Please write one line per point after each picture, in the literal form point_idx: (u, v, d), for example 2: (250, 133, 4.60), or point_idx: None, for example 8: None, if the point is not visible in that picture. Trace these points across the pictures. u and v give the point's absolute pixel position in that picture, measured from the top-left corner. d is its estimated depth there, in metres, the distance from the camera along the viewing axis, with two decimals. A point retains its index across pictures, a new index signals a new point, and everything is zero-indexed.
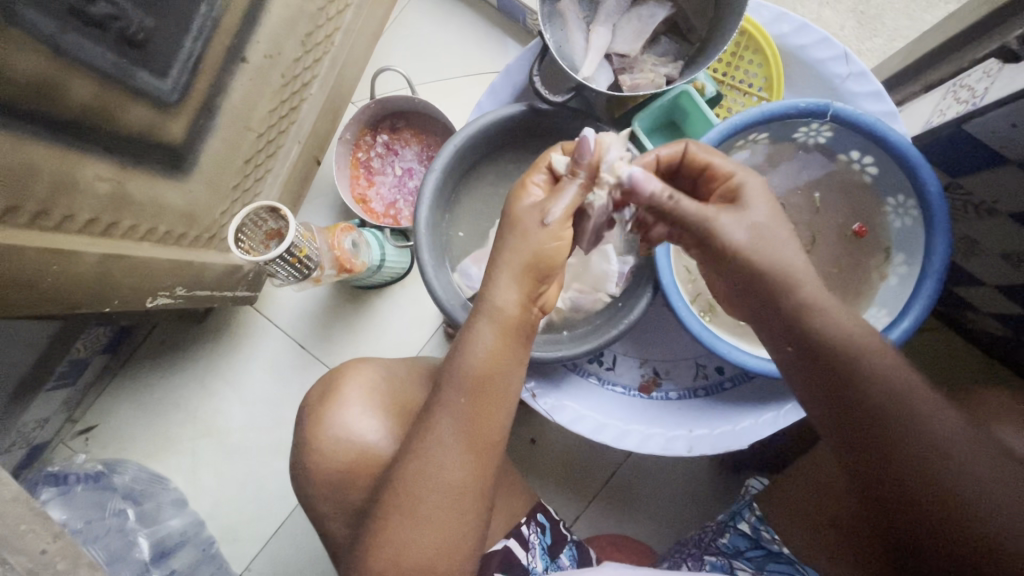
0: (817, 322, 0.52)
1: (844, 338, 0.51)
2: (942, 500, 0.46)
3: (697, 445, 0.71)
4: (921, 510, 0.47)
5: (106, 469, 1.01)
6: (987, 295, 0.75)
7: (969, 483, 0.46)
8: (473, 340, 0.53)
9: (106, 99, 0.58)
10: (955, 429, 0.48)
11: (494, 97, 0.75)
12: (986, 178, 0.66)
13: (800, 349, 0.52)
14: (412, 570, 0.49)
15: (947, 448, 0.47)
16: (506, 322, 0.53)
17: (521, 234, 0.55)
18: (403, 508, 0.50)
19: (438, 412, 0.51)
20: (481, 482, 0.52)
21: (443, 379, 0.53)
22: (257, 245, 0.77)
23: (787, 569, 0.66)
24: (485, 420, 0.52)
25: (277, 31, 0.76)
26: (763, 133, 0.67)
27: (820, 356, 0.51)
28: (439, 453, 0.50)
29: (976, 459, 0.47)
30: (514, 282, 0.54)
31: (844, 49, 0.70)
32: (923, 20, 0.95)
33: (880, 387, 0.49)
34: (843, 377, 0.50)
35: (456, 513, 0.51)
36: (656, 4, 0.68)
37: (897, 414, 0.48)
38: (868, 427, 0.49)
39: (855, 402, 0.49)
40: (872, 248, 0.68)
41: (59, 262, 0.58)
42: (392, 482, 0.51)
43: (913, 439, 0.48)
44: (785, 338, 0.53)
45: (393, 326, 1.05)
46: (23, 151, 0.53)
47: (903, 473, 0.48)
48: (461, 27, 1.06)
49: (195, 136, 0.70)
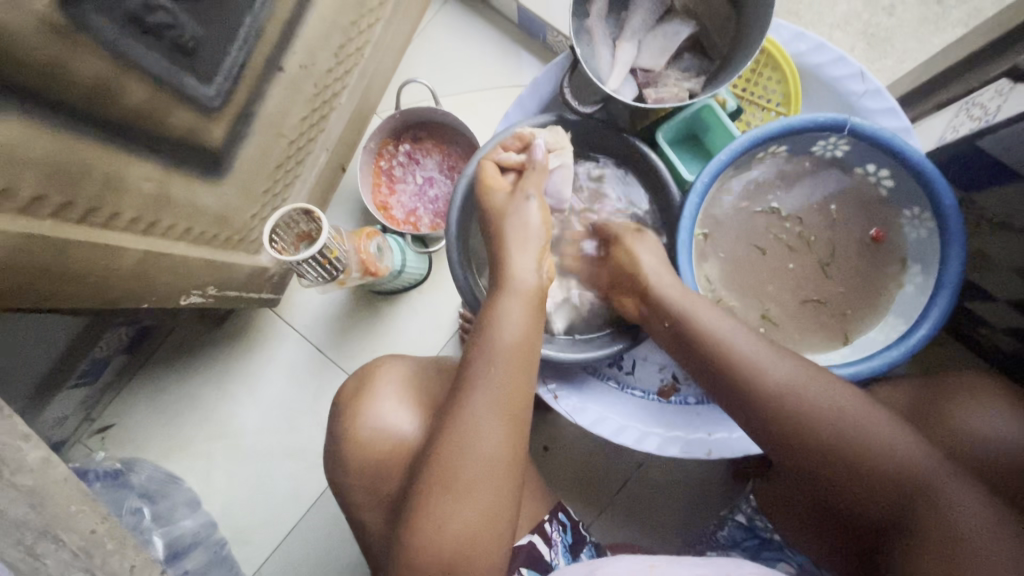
0: (702, 333, 0.61)
1: (738, 349, 0.59)
2: (859, 464, 0.53)
3: (716, 449, 0.72)
4: (848, 478, 0.54)
5: (124, 467, 1.02)
6: (1000, 310, 0.77)
7: (872, 440, 0.53)
8: (503, 316, 0.58)
9: (156, 102, 0.61)
10: (838, 398, 0.56)
11: (521, 107, 0.78)
12: (999, 194, 0.68)
13: (696, 362, 0.62)
14: (455, 541, 0.52)
15: (839, 418, 0.55)
16: (528, 294, 0.60)
17: (517, 213, 0.64)
18: (446, 481, 0.53)
19: (473, 385, 0.55)
20: (517, 450, 0.55)
21: (475, 357, 0.57)
22: (288, 247, 0.81)
23: (779, 556, 0.68)
24: (520, 389, 0.56)
25: (313, 42, 0.79)
26: (783, 146, 0.69)
27: (714, 365, 0.60)
28: (478, 424, 0.54)
29: (866, 416, 0.54)
30: (529, 256, 0.62)
31: (860, 67, 0.73)
32: (931, 43, 0.99)
33: (770, 384, 0.57)
34: (736, 383, 0.58)
35: (495, 481, 0.54)
36: (680, 22, 0.71)
37: (799, 404, 0.56)
38: (772, 425, 0.57)
39: (753, 403, 0.57)
40: (888, 256, 0.69)
41: (103, 257, 0.61)
42: (433, 460, 0.54)
43: (811, 421, 0.55)
44: (686, 355, 0.63)
45: (412, 330, 1.06)
46: (79, 150, 0.55)
47: (823, 457, 0.54)
48: (484, 42, 1.10)
49: (233, 140, 0.72)
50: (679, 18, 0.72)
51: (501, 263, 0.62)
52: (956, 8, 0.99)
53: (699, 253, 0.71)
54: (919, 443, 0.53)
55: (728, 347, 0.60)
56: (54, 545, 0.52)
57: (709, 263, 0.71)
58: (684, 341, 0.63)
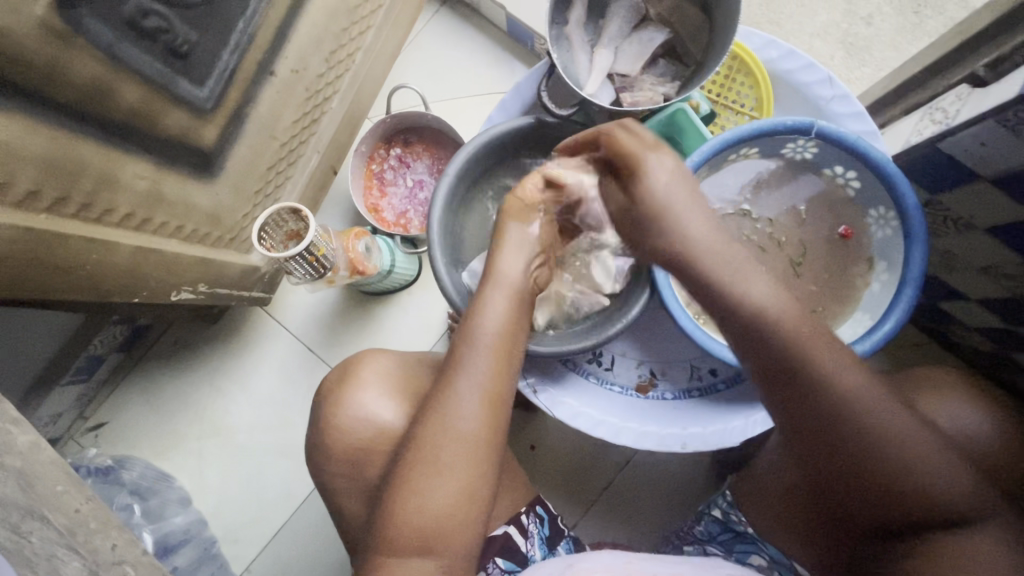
0: (774, 335, 0.53)
1: (789, 332, 0.53)
2: (903, 491, 0.51)
3: (690, 442, 0.74)
4: (883, 501, 0.52)
5: (116, 464, 1.03)
6: (971, 309, 0.79)
7: (919, 466, 0.51)
8: (487, 305, 0.62)
9: (150, 103, 0.63)
10: (902, 420, 0.52)
11: (504, 111, 0.81)
12: (962, 195, 0.70)
13: (757, 365, 0.55)
14: (432, 520, 0.54)
15: (899, 443, 0.51)
16: (512, 287, 0.64)
17: (519, 221, 0.70)
18: (427, 460, 0.55)
19: (460, 372, 0.58)
20: (493, 433, 0.57)
21: (465, 344, 0.60)
22: (278, 244, 0.84)
23: (752, 548, 0.69)
24: (501, 378, 0.59)
25: (304, 47, 0.81)
26: (753, 148, 0.71)
27: (777, 372, 0.54)
28: (461, 406, 0.57)
29: (920, 441, 0.51)
30: (521, 258, 0.67)
31: (828, 73, 0.76)
32: (908, 51, 1.02)
33: (838, 399, 0.52)
34: (799, 394, 0.53)
35: (473, 462, 0.56)
36: (656, 29, 0.75)
37: (842, 401, 0.52)
38: (828, 438, 0.52)
39: (812, 415, 0.53)
40: (856, 254, 0.72)
41: (97, 251, 0.64)
42: (415, 440, 0.57)
43: (869, 442, 0.51)
44: (743, 352, 0.55)
45: (400, 329, 1.08)
46: (75, 148, 0.58)
47: (852, 457, 0.52)
48: (475, 49, 1.13)
49: (225, 141, 0.75)
50: (654, 26, 0.75)
51: (494, 258, 0.67)
52: (932, 18, 1.02)
53: None
54: (949, 460, 0.51)
55: (803, 354, 0.53)
56: (41, 523, 0.54)
57: None
58: (744, 335, 0.55)
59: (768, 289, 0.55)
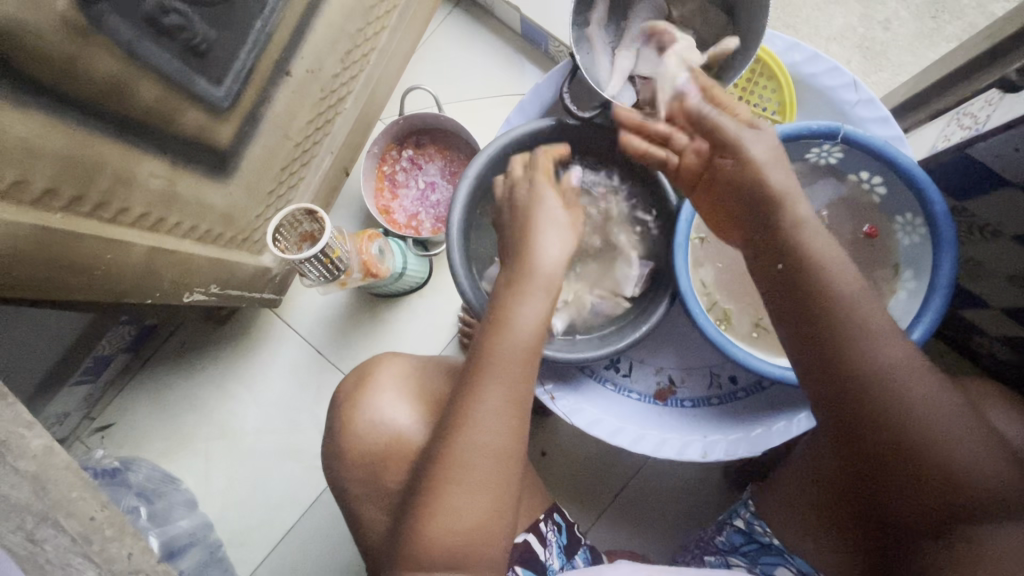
0: (811, 299, 0.55)
1: (835, 294, 0.54)
2: (932, 475, 0.49)
3: (711, 450, 0.73)
4: (913, 485, 0.50)
5: (122, 466, 1.02)
6: (994, 318, 0.78)
7: (959, 453, 0.49)
8: (522, 308, 0.60)
9: (168, 102, 0.62)
10: (945, 401, 0.51)
11: (522, 113, 0.80)
12: (990, 202, 0.69)
13: (797, 325, 0.55)
14: (465, 530, 0.55)
15: (935, 422, 0.50)
16: (550, 287, 0.62)
17: (542, 206, 0.67)
18: (463, 469, 0.55)
19: (492, 376, 0.57)
20: (514, 444, 0.57)
21: (496, 345, 0.58)
22: (292, 246, 0.83)
23: (778, 560, 0.65)
24: (526, 381, 0.59)
25: (320, 47, 0.80)
26: (777, 153, 0.70)
27: (817, 334, 0.54)
28: (488, 417, 0.56)
29: (962, 427, 0.50)
30: (559, 244, 0.64)
31: (854, 77, 0.75)
32: (926, 56, 1.01)
33: (875, 375, 0.51)
34: (840, 359, 0.52)
35: (503, 472, 0.56)
36: (679, 29, 0.73)
37: (881, 369, 0.51)
38: (865, 409, 0.52)
39: (848, 384, 0.52)
40: (882, 261, 0.70)
41: (111, 251, 0.63)
42: (440, 451, 0.56)
43: (906, 418, 0.50)
44: (782, 314, 0.57)
45: (412, 332, 1.07)
46: (93, 147, 0.57)
47: (887, 432, 0.51)
48: (488, 51, 1.12)
49: (241, 141, 0.74)
50: (678, 26, 0.73)
51: (531, 248, 0.64)
52: (951, 23, 1.01)
53: (696, 256, 0.73)
54: (993, 452, 0.49)
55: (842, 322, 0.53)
56: (54, 530, 0.54)
57: (705, 267, 0.73)
58: (794, 297, 0.56)
59: (829, 254, 0.56)
